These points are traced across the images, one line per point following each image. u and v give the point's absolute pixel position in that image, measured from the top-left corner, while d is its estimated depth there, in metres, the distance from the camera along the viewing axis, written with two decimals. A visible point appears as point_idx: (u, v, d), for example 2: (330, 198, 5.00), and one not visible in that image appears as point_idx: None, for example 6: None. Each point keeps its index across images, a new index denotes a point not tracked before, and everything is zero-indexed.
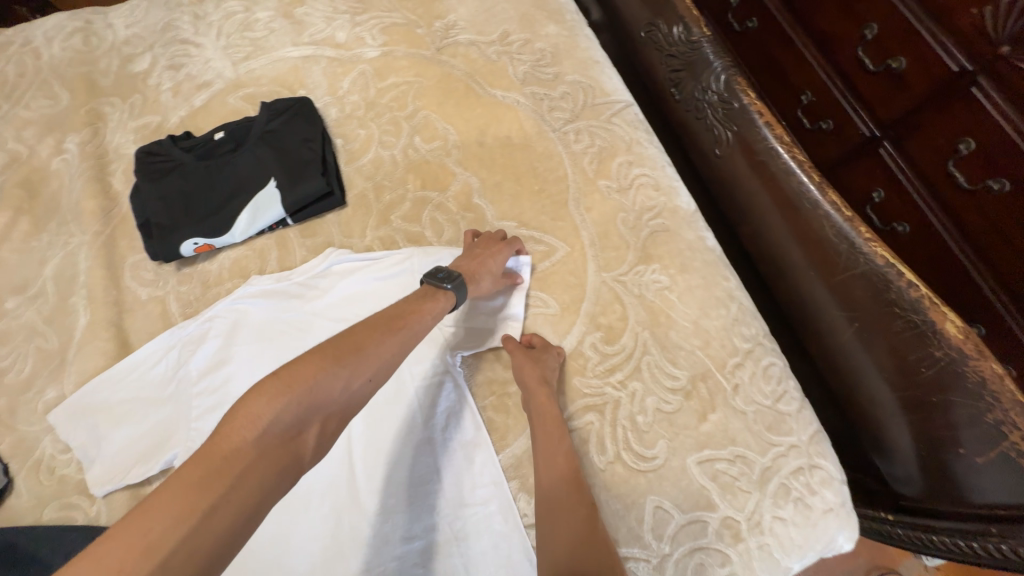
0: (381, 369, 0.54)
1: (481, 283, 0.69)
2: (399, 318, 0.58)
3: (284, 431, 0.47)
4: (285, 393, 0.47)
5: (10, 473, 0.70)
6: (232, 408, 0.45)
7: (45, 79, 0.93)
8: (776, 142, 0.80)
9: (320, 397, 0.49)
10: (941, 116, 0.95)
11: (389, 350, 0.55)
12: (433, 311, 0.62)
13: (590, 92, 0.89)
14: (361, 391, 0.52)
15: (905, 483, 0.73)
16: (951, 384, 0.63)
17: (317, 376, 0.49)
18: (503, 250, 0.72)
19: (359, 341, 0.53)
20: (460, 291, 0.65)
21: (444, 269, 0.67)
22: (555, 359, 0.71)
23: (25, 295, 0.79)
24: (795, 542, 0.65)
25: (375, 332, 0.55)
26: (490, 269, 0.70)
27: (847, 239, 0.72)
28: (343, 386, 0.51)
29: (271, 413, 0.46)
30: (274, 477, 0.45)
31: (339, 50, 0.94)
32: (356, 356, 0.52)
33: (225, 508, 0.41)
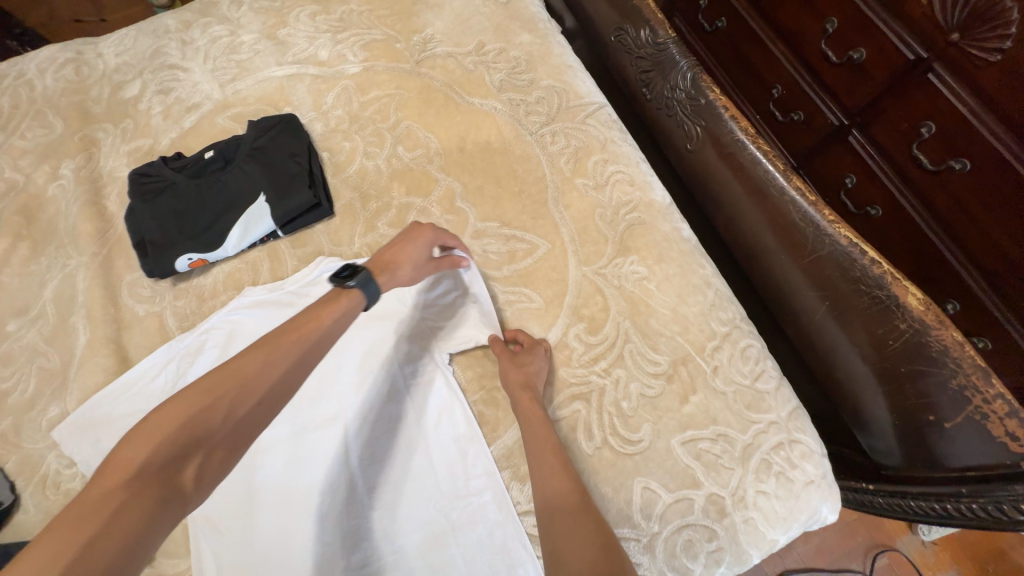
0: (272, 390, 0.53)
1: (400, 271, 0.69)
2: (293, 331, 0.57)
3: (160, 468, 0.46)
4: (159, 433, 0.47)
5: (17, 490, 0.71)
6: (108, 455, 0.45)
7: (40, 109, 0.97)
8: (741, 133, 0.83)
9: (201, 429, 0.49)
10: (902, 102, 0.99)
11: (279, 367, 0.54)
12: (334, 312, 0.60)
13: (564, 95, 0.93)
14: (252, 415, 0.52)
15: (886, 454, 0.75)
16: (917, 354, 0.66)
17: (195, 409, 0.49)
18: (425, 234, 0.73)
19: (240, 366, 0.52)
20: (366, 285, 0.63)
21: (348, 266, 0.65)
22: (541, 357, 0.73)
23: (26, 317, 0.81)
24: (779, 515, 0.67)
25: (261, 354, 0.54)
26: (410, 257, 0.70)
27: (812, 222, 0.75)
28: (225, 415, 0.50)
29: (144, 454, 0.46)
30: (154, 511, 0.44)
31: (322, 68, 0.98)
32: (241, 381, 0.52)
33: (105, 540, 0.40)
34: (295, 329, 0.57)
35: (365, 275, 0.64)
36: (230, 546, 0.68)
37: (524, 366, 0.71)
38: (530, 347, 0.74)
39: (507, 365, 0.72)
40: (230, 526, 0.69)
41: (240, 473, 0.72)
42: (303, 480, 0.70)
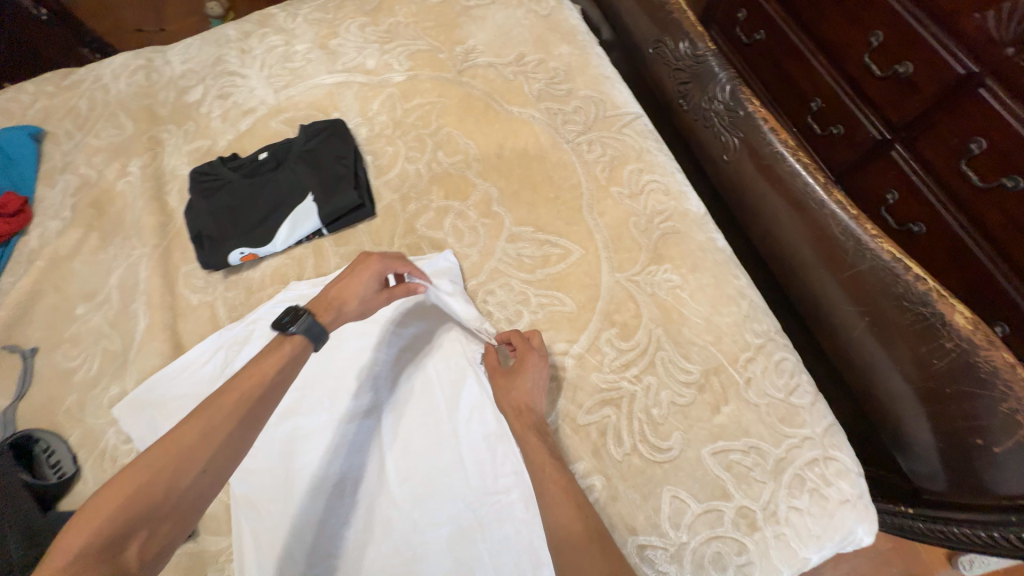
0: (217, 454, 0.53)
1: (347, 307, 0.70)
2: (237, 394, 0.57)
3: (102, 549, 0.45)
4: (101, 513, 0.46)
5: (79, 462, 0.76)
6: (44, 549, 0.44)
7: (113, 111, 1.05)
8: (782, 146, 0.83)
9: (145, 503, 0.48)
10: (952, 116, 0.96)
11: (222, 431, 0.54)
12: (277, 362, 0.61)
13: (601, 105, 0.95)
14: (199, 483, 0.52)
15: (929, 479, 0.73)
16: (963, 374, 0.65)
17: (138, 483, 0.49)
18: (371, 265, 0.73)
19: (180, 433, 0.52)
20: (309, 327, 0.65)
21: (288, 312, 0.66)
22: (535, 367, 0.71)
23: (93, 302, 0.88)
24: (812, 533, 0.66)
25: (202, 420, 0.54)
26: (355, 292, 0.71)
27: (854, 237, 0.74)
28: (171, 483, 0.50)
29: (85, 536, 0.45)
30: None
31: (369, 76, 1.03)
32: (182, 451, 0.52)
33: None
34: (237, 389, 0.57)
35: (307, 318, 0.65)
36: (268, 526, 0.70)
37: (521, 384, 0.70)
38: (524, 357, 0.72)
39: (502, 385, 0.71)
40: (269, 507, 0.71)
41: (279, 457, 0.74)
42: (340, 467, 0.73)
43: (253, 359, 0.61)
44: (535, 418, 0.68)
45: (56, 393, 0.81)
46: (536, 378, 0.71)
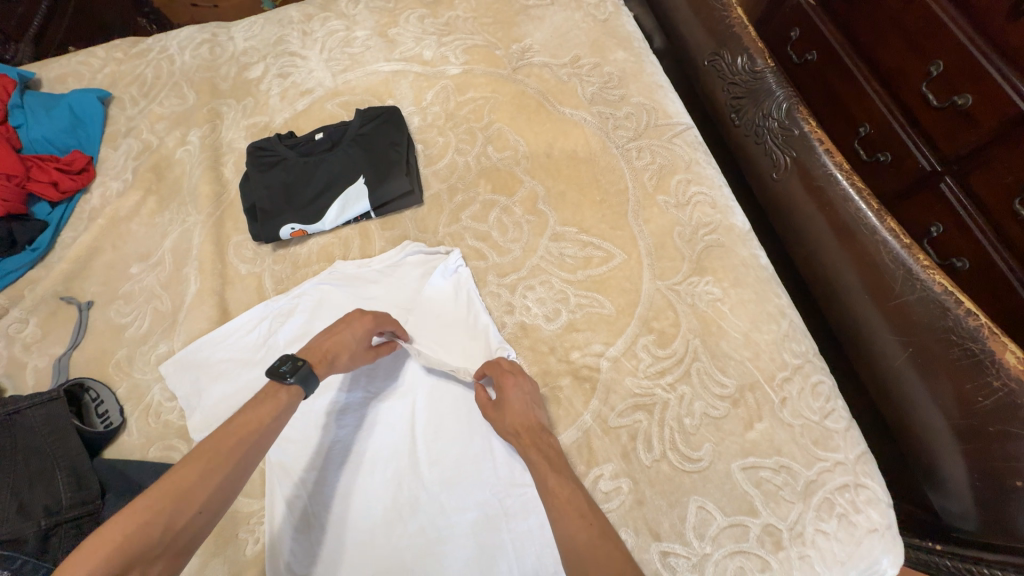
0: (214, 496, 0.52)
1: (339, 358, 0.69)
2: (234, 438, 0.56)
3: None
4: (94, 554, 0.44)
5: (125, 414, 0.80)
6: None
7: (176, 82, 1.08)
8: (835, 169, 0.82)
9: (140, 547, 0.46)
10: (1013, 153, 0.94)
11: (220, 475, 0.53)
12: (272, 410, 0.60)
13: (653, 113, 0.96)
14: (193, 525, 0.50)
15: (960, 519, 0.72)
16: (1010, 415, 0.63)
17: (133, 525, 0.47)
18: (364, 322, 0.73)
19: (179, 476, 0.51)
20: (307, 379, 0.63)
21: (287, 360, 0.64)
22: (516, 387, 0.71)
23: (148, 263, 0.91)
24: (837, 558, 0.66)
25: (198, 463, 0.53)
26: (346, 345, 0.70)
27: (903, 265, 0.73)
28: (166, 524, 0.48)
29: None
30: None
31: (425, 67, 1.05)
32: (179, 494, 0.50)
33: None
34: (233, 432, 0.56)
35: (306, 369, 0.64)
36: (301, 493, 0.72)
37: (512, 408, 0.70)
38: (501, 383, 0.72)
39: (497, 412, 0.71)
40: (303, 476, 0.73)
41: (313, 429, 0.76)
42: (372, 446, 0.75)
43: (242, 407, 0.59)
44: (539, 435, 0.68)
45: (108, 346, 0.85)
46: (522, 398, 0.71)
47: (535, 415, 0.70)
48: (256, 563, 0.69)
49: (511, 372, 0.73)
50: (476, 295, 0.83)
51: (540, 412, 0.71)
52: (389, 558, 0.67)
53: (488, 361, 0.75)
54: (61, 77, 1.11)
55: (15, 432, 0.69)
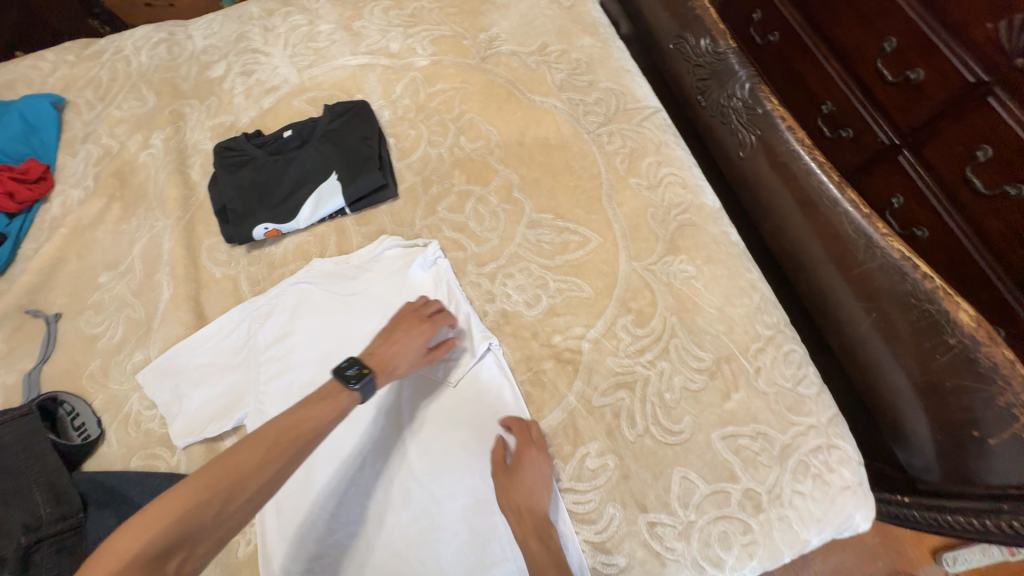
0: (264, 486, 0.54)
1: (396, 369, 0.69)
2: (287, 432, 0.57)
3: (149, 565, 0.46)
4: (155, 523, 0.48)
5: (103, 425, 0.78)
6: (101, 547, 0.46)
7: (134, 83, 1.05)
8: (797, 144, 0.85)
9: (193, 524, 0.49)
10: (962, 124, 0.99)
11: (271, 468, 0.55)
12: (330, 412, 0.61)
13: (622, 98, 0.97)
14: (242, 511, 0.53)
15: (924, 471, 0.76)
16: (964, 369, 0.67)
17: (187, 504, 0.50)
18: (425, 330, 0.73)
19: (235, 462, 0.53)
20: (367, 391, 0.64)
21: (354, 365, 0.65)
22: (534, 463, 0.69)
23: (116, 271, 0.89)
24: (813, 516, 0.69)
25: (257, 450, 0.55)
26: (407, 355, 0.71)
27: (864, 234, 0.76)
28: (217, 510, 0.51)
29: (136, 545, 0.47)
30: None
31: (393, 59, 1.04)
32: (235, 479, 0.52)
33: None
34: (295, 425, 0.58)
35: (369, 378, 0.65)
36: (290, 492, 0.72)
37: (520, 482, 0.67)
38: (521, 454, 0.69)
39: (505, 481, 0.68)
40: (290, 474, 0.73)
41: None
42: (360, 442, 0.74)
43: (302, 403, 0.61)
44: (540, 522, 0.65)
45: (80, 358, 0.83)
46: (534, 475, 0.68)
47: (538, 499, 0.67)
48: (249, 564, 0.71)
49: (538, 445, 0.71)
50: (455, 286, 0.83)
51: (547, 500, 0.68)
52: (385, 550, 0.68)
53: (519, 422, 0.72)
54: (9, 82, 1.06)
55: None
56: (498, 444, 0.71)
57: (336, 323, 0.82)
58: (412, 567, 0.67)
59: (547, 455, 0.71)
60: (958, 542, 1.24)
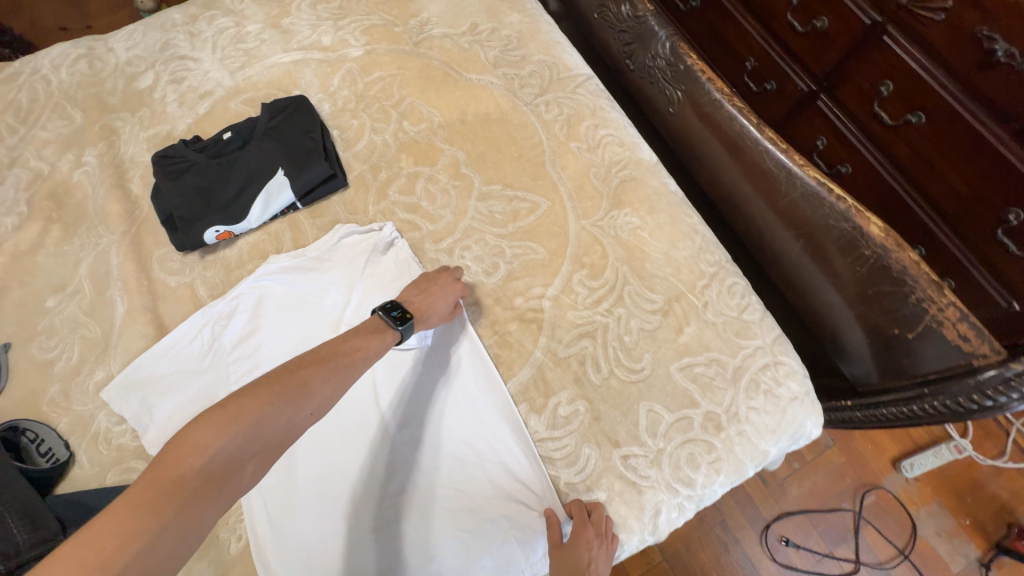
0: (326, 401, 0.57)
1: (431, 320, 0.74)
2: (343, 356, 0.61)
3: (229, 460, 0.49)
4: (232, 423, 0.50)
5: (71, 447, 0.77)
6: (182, 436, 0.47)
7: (57, 102, 1.01)
8: (718, 93, 0.91)
9: (267, 426, 0.51)
10: (866, 63, 1.08)
11: (333, 386, 0.58)
12: (377, 347, 0.65)
13: (555, 68, 1.01)
14: (304, 423, 0.55)
15: (865, 377, 0.84)
16: (881, 276, 0.75)
17: (262, 410, 0.52)
18: (452, 290, 0.77)
19: (305, 377, 0.56)
20: (410, 331, 0.69)
21: (399, 307, 0.70)
22: (591, 545, 0.65)
23: (64, 294, 0.87)
24: (768, 427, 0.76)
25: (318, 369, 0.58)
26: (439, 309, 0.75)
27: (784, 169, 0.83)
28: (288, 418, 0.53)
29: (218, 440, 0.48)
30: (217, 501, 0.47)
31: (326, 53, 1.04)
32: (302, 390, 0.55)
33: (175, 526, 0.44)
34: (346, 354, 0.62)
35: (411, 321, 0.69)
36: (278, 483, 0.75)
37: (575, 556, 0.64)
38: (578, 532, 0.66)
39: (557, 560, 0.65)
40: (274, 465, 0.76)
41: None
42: (341, 426, 0.77)
43: (357, 334, 0.65)
44: None
45: (38, 385, 0.81)
46: (590, 557, 0.64)
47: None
48: (242, 558, 0.72)
49: (596, 527, 0.67)
50: (414, 262, 0.86)
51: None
52: (375, 519, 0.70)
53: (581, 503, 0.70)
54: None
55: None
56: (553, 520, 0.67)
57: (300, 314, 0.83)
58: (403, 532, 0.69)
59: (606, 543, 0.67)
60: (912, 448, 1.36)
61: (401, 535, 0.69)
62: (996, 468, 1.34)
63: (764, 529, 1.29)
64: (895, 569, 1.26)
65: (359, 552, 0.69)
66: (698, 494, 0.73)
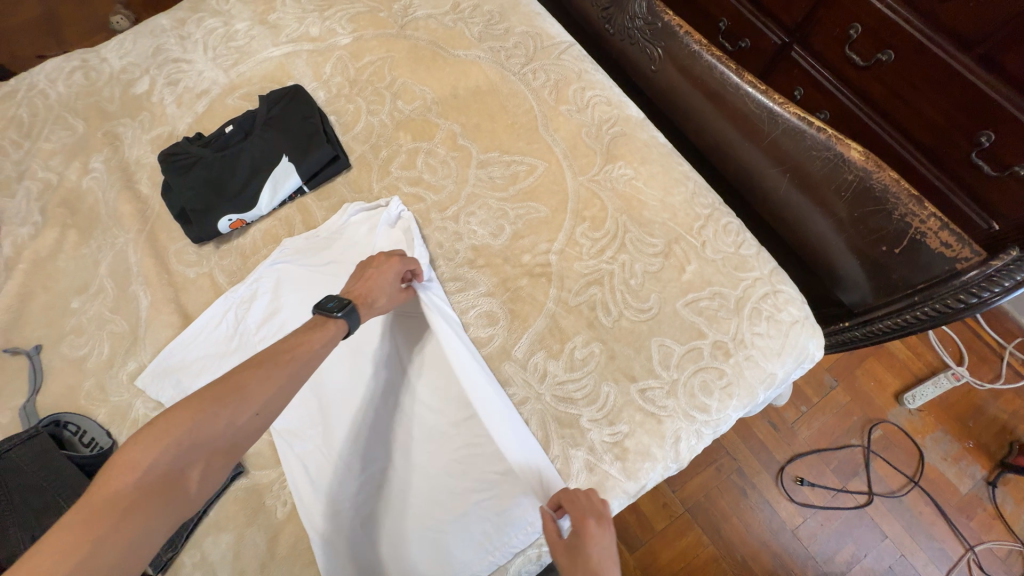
0: (269, 400, 0.56)
1: (377, 302, 0.73)
2: (287, 351, 0.60)
3: (165, 472, 0.48)
4: (164, 435, 0.49)
5: (112, 435, 0.80)
6: (113, 456, 0.47)
7: (58, 114, 1.04)
8: (696, 46, 0.96)
9: (202, 434, 0.51)
10: (834, 9, 1.12)
11: (274, 383, 0.56)
12: (323, 339, 0.63)
13: (538, 38, 1.04)
14: (250, 425, 0.54)
15: (861, 302, 0.88)
16: (864, 197, 0.80)
17: (194, 419, 0.51)
18: (392, 265, 0.77)
19: (240, 380, 0.54)
20: (352, 317, 0.67)
21: (335, 298, 0.68)
22: (596, 535, 0.60)
23: (88, 294, 0.90)
24: (774, 350, 0.81)
25: (257, 369, 0.56)
26: (383, 289, 0.74)
27: (765, 109, 0.88)
28: (227, 421, 0.52)
29: (150, 455, 0.48)
30: (159, 514, 0.47)
31: (316, 43, 1.07)
32: (238, 392, 0.54)
33: (113, 541, 0.44)
34: (287, 352, 0.60)
35: (351, 306, 0.68)
36: (316, 447, 0.79)
37: (584, 557, 0.58)
38: (582, 529, 0.61)
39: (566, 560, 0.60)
40: (312, 432, 0.80)
41: (310, 392, 0.83)
42: (365, 387, 0.80)
43: (309, 328, 0.64)
44: None
45: (73, 381, 0.84)
46: (598, 545, 0.59)
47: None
48: (291, 520, 0.76)
49: (595, 512, 0.63)
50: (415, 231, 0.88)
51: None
52: (412, 471, 0.75)
53: (569, 492, 0.67)
54: None
55: (2, 476, 0.69)
56: (547, 517, 0.65)
57: (316, 290, 0.86)
58: (439, 480, 0.73)
59: (610, 525, 0.63)
60: (912, 380, 1.42)
61: (436, 483, 0.73)
62: (994, 391, 1.40)
63: (778, 471, 1.34)
64: (906, 496, 1.31)
65: (403, 501, 0.73)
66: (714, 419, 0.77)
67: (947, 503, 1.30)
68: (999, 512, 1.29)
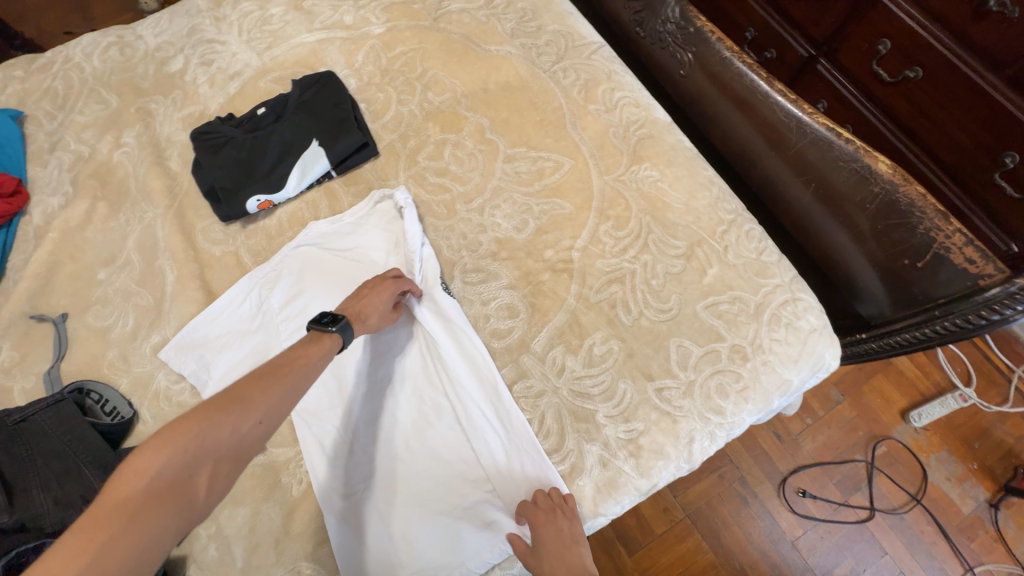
0: (273, 408, 0.55)
1: (369, 320, 0.73)
2: (289, 362, 0.59)
3: (174, 477, 0.47)
4: (171, 440, 0.48)
5: (134, 406, 0.81)
6: (122, 462, 0.47)
7: (92, 88, 1.05)
8: (727, 53, 0.97)
9: (207, 442, 0.49)
10: (863, 25, 1.13)
11: (277, 392, 0.56)
12: (320, 355, 0.63)
13: (569, 37, 1.05)
14: (253, 434, 0.53)
15: (879, 314, 0.88)
16: (893, 210, 0.80)
17: (200, 426, 0.50)
18: (387, 287, 0.77)
19: (241, 390, 0.54)
20: (346, 332, 0.67)
21: (329, 313, 0.69)
22: (547, 522, 0.66)
23: (115, 266, 0.91)
24: (791, 357, 0.81)
25: (259, 379, 0.56)
26: (376, 308, 0.75)
27: (794, 119, 0.88)
28: (231, 428, 0.51)
29: (159, 460, 0.47)
30: (166, 520, 0.46)
31: (350, 31, 1.08)
32: (242, 401, 0.53)
33: (120, 545, 0.43)
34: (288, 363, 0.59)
35: (345, 321, 0.69)
36: (330, 430, 0.79)
37: (546, 551, 0.64)
38: (533, 522, 0.67)
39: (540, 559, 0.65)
40: (328, 414, 0.80)
41: (330, 373, 0.83)
42: (381, 376, 0.82)
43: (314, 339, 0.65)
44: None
45: (97, 350, 0.85)
46: (557, 529, 0.66)
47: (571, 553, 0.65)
48: (305, 498, 0.76)
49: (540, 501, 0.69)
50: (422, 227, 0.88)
51: (581, 547, 0.66)
52: (421, 462, 0.75)
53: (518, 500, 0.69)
54: None
55: (27, 438, 0.70)
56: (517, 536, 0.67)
57: (337, 274, 0.86)
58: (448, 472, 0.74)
59: (555, 501, 0.69)
60: (920, 399, 1.42)
61: (445, 474, 0.73)
62: (1000, 414, 1.40)
63: (781, 482, 1.34)
64: (909, 513, 1.31)
65: (411, 490, 0.73)
66: (728, 421, 0.78)
67: (949, 524, 1.30)
68: (1001, 535, 1.28)
